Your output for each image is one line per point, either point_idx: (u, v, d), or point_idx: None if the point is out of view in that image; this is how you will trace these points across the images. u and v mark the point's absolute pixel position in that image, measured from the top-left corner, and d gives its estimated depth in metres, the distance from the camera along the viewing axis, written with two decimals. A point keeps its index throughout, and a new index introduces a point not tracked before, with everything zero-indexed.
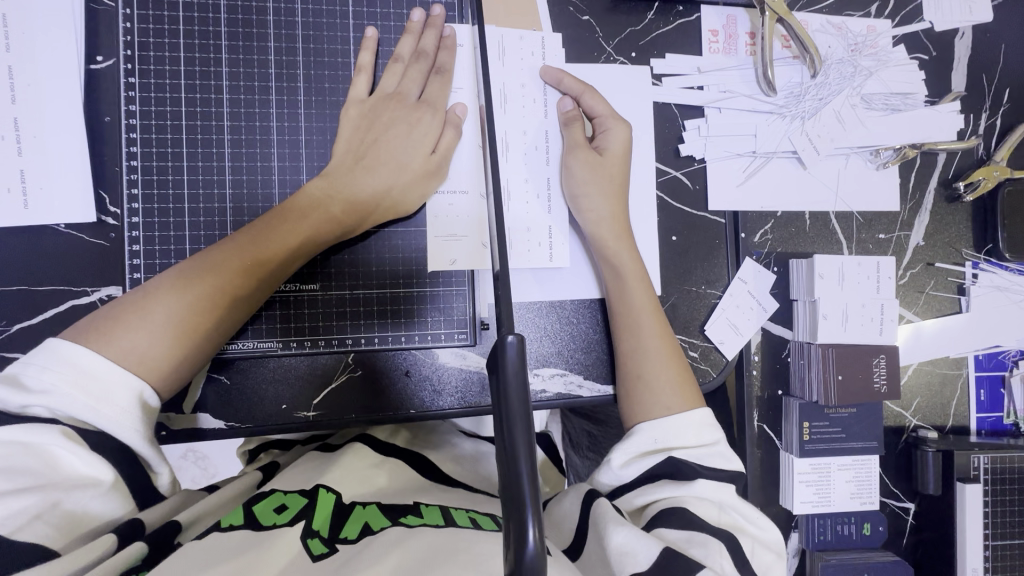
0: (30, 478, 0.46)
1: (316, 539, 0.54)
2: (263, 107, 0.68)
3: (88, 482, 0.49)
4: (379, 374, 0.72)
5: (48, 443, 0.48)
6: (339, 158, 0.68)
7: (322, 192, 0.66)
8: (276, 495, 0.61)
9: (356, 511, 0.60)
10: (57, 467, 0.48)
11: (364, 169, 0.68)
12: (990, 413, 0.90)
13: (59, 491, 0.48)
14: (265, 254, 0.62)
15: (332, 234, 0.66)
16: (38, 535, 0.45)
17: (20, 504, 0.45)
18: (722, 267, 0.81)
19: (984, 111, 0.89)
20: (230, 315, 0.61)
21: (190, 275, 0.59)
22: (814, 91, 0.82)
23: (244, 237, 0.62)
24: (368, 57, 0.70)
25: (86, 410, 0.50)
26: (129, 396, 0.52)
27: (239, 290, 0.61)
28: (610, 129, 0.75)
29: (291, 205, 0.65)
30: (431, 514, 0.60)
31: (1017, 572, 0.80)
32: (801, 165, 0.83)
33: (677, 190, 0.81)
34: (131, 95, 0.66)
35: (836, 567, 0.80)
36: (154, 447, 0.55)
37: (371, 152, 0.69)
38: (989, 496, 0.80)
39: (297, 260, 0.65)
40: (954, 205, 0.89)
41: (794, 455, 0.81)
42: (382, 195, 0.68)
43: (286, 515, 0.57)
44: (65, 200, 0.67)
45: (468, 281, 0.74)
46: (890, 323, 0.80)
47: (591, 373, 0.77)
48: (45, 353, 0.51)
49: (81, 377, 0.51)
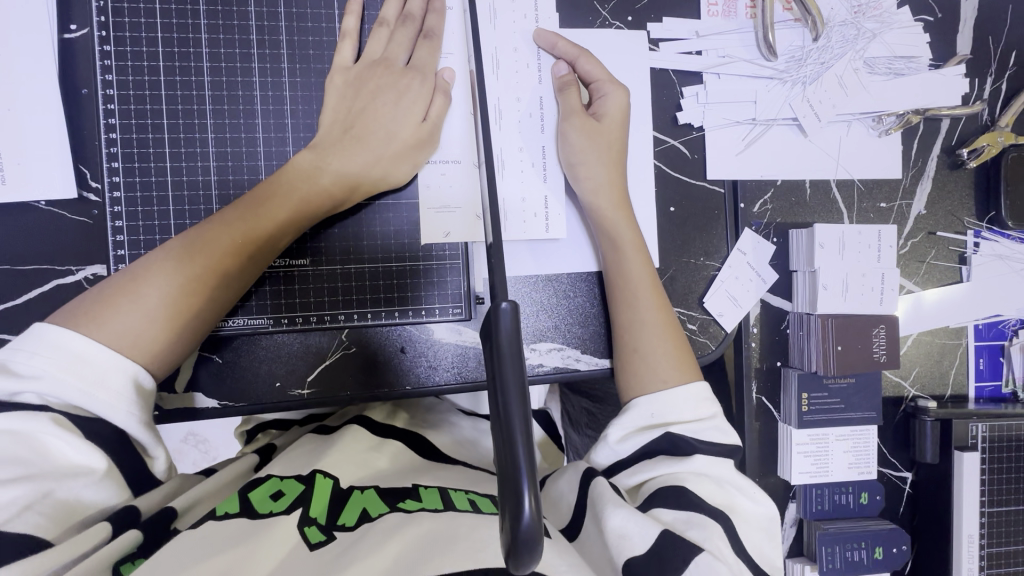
0: (23, 468, 0.46)
1: (313, 527, 0.54)
2: (245, 75, 0.66)
3: (80, 471, 0.48)
4: (373, 350, 0.71)
5: (38, 430, 0.47)
6: (328, 128, 0.66)
7: (312, 164, 0.64)
8: (272, 482, 0.61)
9: (354, 497, 0.60)
10: (48, 457, 0.47)
11: (354, 140, 0.65)
12: (988, 382, 0.89)
13: (50, 481, 0.47)
14: (257, 231, 0.61)
15: (325, 209, 0.65)
16: (30, 525, 0.44)
17: (10, 495, 0.44)
18: (721, 238, 0.80)
19: (990, 76, 0.87)
20: (224, 295, 0.60)
21: (181, 254, 0.58)
22: (816, 55, 0.80)
23: (235, 213, 0.61)
24: (352, 22, 0.67)
25: (81, 395, 0.50)
26: (123, 379, 0.51)
27: (232, 268, 0.60)
28: (610, 98, 0.73)
29: (281, 179, 0.63)
30: (429, 497, 0.59)
31: (1012, 537, 0.81)
32: (802, 133, 0.82)
33: (674, 160, 0.79)
34: (107, 64, 0.63)
35: (833, 536, 0.81)
36: (151, 432, 0.54)
37: (360, 120, 0.66)
38: (986, 464, 0.80)
39: (287, 237, 0.63)
40: (957, 172, 0.87)
41: (793, 427, 0.80)
42: (373, 166, 0.66)
43: (282, 503, 0.57)
44: (44, 176, 0.65)
45: (462, 253, 0.72)
46: (891, 292, 0.79)
47: (588, 347, 0.76)
48: (35, 339, 0.50)
49: (72, 361, 0.50)
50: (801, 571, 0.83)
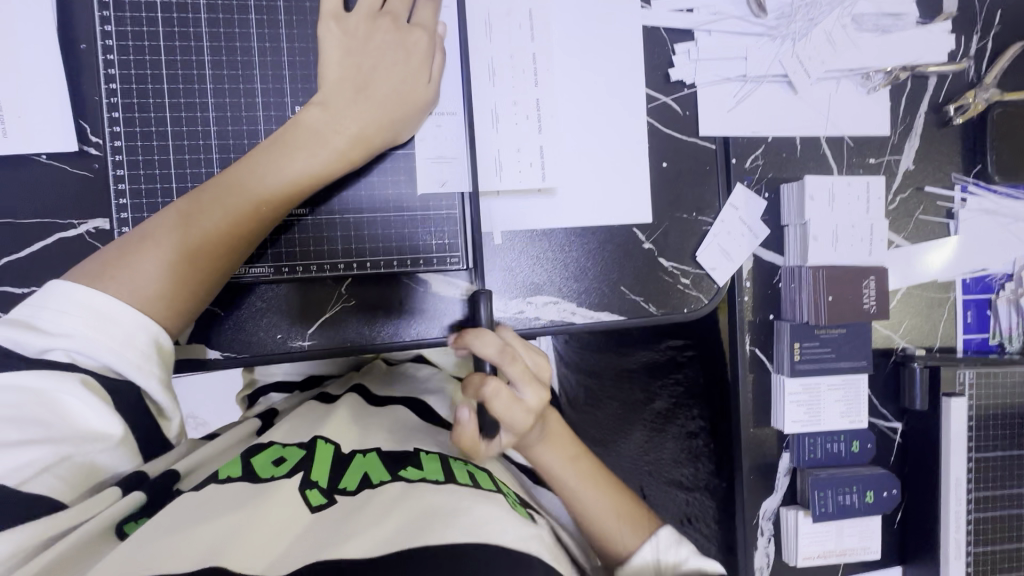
0: (43, 430, 0.47)
1: (316, 490, 0.56)
2: (243, 28, 0.66)
3: (97, 437, 0.50)
4: (375, 302, 0.73)
5: (58, 391, 0.48)
6: (337, 85, 0.65)
7: (325, 125, 0.64)
8: (275, 448, 0.62)
9: (356, 461, 0.61)
10: (71, 422, 0.49)
11: (366, 101, 0.65)
12: (976, 334, 0.91)
13: (70, 445, 0.48)
14: (266, 186, 0.62)
15: (335, 169, 0.65)
16: (47, 487, 0.47)
17: (29, 456, 0.46)
18: (713, 193, 0.81)
19: (976, 34, 0.88)
20: (232, 250, 0.61)
21: (190, 211, 0.59)
22: (805, 12, 0.81)
23: (243, 166, 0.62)
24: None
25: (109, 352, 0.51)
26: (146, 339, 0.53)
27: (241, 223, 0.61)
28: (517, 413, 0.62)
29: (289, 133, 0.64)
30: (432, 466, 0.61)
31: (998, 483, 0.83)
32: (792, 90, 0.83)
33: (667, 116, 0.80)
34: (105, 16, 0.64)
35: (826, 480, 0.83)
36: (167, 394, 0.55)
37: (377, 76, 0.66)
38: (973, 411, 0.83)
39: (295, 201, 0.64)
40: (944, 129, 0.89)
41: (785, 375, 0.82)
42: (387, 125, 0.67)
43: (284, 468, 0.58)
44: (44, 128, 0.65)
45: (458, 203, 0.73)
46: (879, 243, 0.81)
47: (584, 300, 0.78)
48: (54, 297, 0.51)
49: (96, 317, 0.51)
50: (794, 517, 0.84)
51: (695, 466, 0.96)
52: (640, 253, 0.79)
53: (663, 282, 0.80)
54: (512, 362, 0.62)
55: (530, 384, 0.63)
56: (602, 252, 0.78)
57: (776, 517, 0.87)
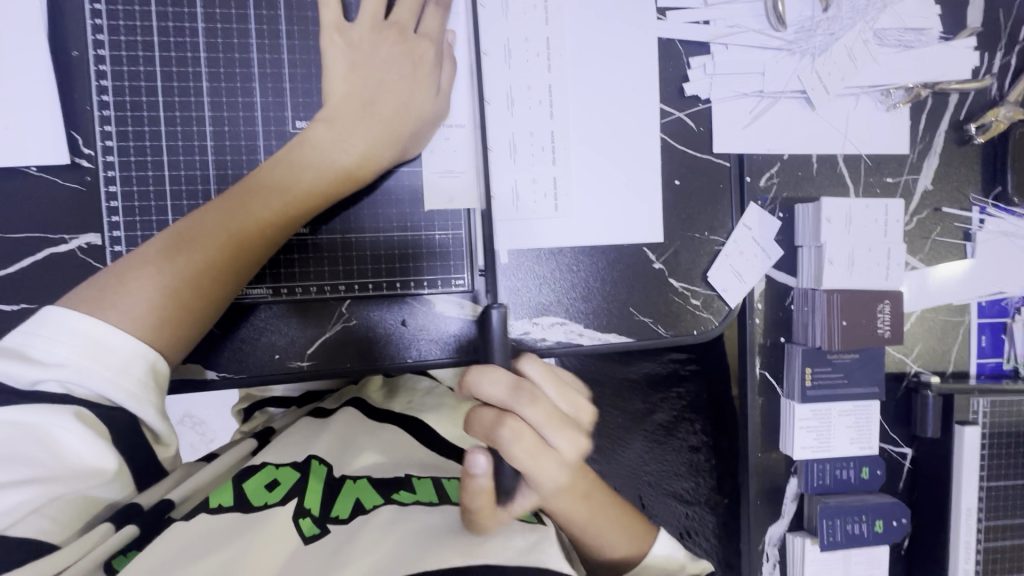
0: (33, 469, 0.45)
1: (307, 518, 0.54)
2: (241, 37, 0.63)
3: (91, 472, 0.47)
4: (374, 323, 0.70)
5: (50, 424, 0.46)
6: (342, 103, 0.63)
7: (329, 142, 0.62)
8: (268, 469, 0.60)
9: (347, 486, 0.60)
10: (62, 457, 0.46)
11: (364, 116, 0.63)
12: (990, 358, 0.89)
13: (62, 484, 0.46)
14: (270, 207, 0.59)
15: (339, 188, 0.63)
16: (36, 529, 0.43)
17: (18, 498, 0.43)
18: (726, 213, 0.79)
19: (1000, 50, 0.85)
20: (236, 274, 0.59)
21: (189, 234, 0.57)
22: (826, 26, 0.79)
23: (244, 188, 0.60)
24: None
25: (103, 383, 0.48)
26: (142, 367, 0.51)
27: (244, 242, 0.58)
28: (551, 465, 0.54)
29: (292, 152, 0.62)
30: (424, 489, 0.61)
31: (1010, 513, 0.82)
32: (810, 107, 0.80)
33: (681, 133, 0.77)
34: (98, 24, 0.61)
35: (834, 508, 0.81)
36: (163, 421, 0.53)
37: (380, 96, 0.63)
38: (985, 440, 0.81)
39: (297, 221, 0.61)
40: (964, 148, 0.86)
41: (796, 401, 0.80)
42: (394, 141, 0.64)
43: (277, 494, 0.56)
44: (33, 139, 0.63)
45: (464, 223, 0.71)
46: (896, 267, 0.79)
47: (591, 322, 0.76)
48: (50, 325, 0.49)
49: (91, 346, 0.49)
50: (801, 545, 0.83)
51: (697, 480, 0.98)
52: (649, 273, 0.77)
53: (673, 303, 0.78)
54: (531, 403, 0.53)
55: (560, 430, 0.54)
56: (613, 273, 0.76)
57: (781, 543, 0.86)
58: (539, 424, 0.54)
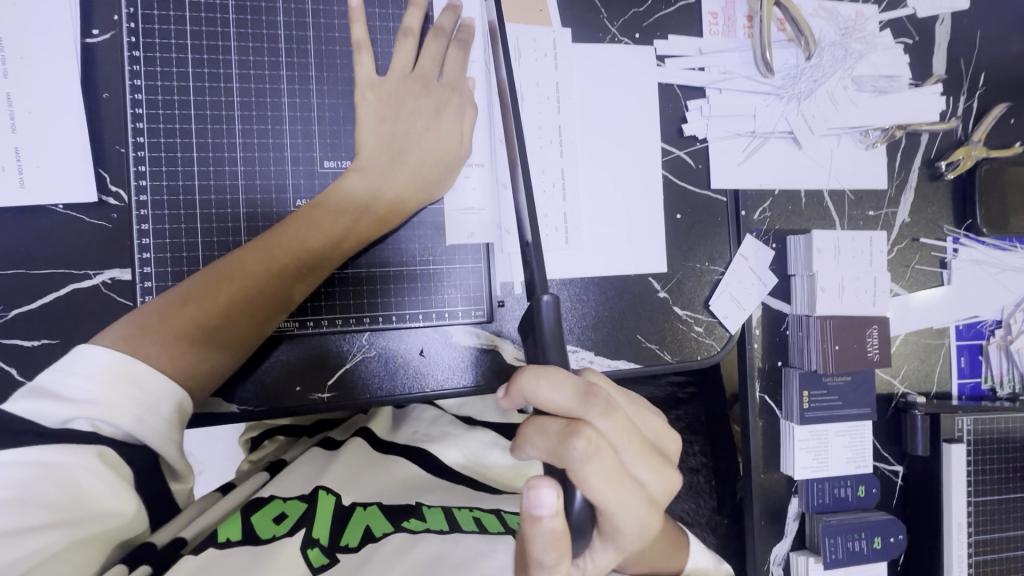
0: (50, 513, 0.43)
1: (317, 549, 0.55)
2: (273, 83, 0.66)
3: (112, 514, 0.46)
4: (393, 354, 0.72)
5: (73, 464, 0.45)
6: (373, 150, 0.67)
7: (361, 186, 0.65)
8: (275, 504, 0.62)
9: (356, 514, 0.61)
10: (82, 500, 0.45)
11: (392, 164, 0.67)
12: (969, 379, 0.95)
13: (81, 528, 0.44)
14: (309, 246, 0.62)
15: (367, 229, 0.66)
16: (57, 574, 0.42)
17: (38, 543, 0.42)
18: (723, 244, 0.84)
19: (963, 94, 0.94)
20: (264, 309, 0.61)
21: (226, 271, 0.59)
22: (810, 73, 0.85)
23: (279, 228, 0.63)
24: (361, 31, 0.67)
25: (132, 420, 0.49)
26: (170, 405, 0.51)
27: (272, 279, 0.61)
28: (635, 500, 0.45)
29: (328, 197, 0.65)
30: (434, 517, 0.61)
31: (998, 527, 0.86)
32: (797, 146, 0.86)
33: (681, 170, 0.83)
34: (134, 69, 0.63)
35: (836, 527, 0.84)
36: (181, 458, 0.54)
37: (409, 146, 0.67)
38: (971, 456, 0.86)
39: (326, 261, 0.64)
40: (936, 182, 0.94)
41: (795, 423, 0.84)
42: (421, 188, 0.68)
43: (285, 526, 0.58)
44: (61, 177, 0.64)
45: (483, 257, 0.74)
46: (882, 295, 0.85)
47: (601, 349, 0.79)
48: (83, 362, 0.49)
49: (124, 383, 0.49)
50: (805, 563, 0.85)
51: (697, 501, 0.96)
52: (655, 301, 0.81)
53: (678, 330, 0.81)
54: (605, 417, 0.45)
55: (639, 454, 0.46)
56: (620, 303, 0.80)
57: (785, 562, 0.88)
58: (618, 445, 0.45)
